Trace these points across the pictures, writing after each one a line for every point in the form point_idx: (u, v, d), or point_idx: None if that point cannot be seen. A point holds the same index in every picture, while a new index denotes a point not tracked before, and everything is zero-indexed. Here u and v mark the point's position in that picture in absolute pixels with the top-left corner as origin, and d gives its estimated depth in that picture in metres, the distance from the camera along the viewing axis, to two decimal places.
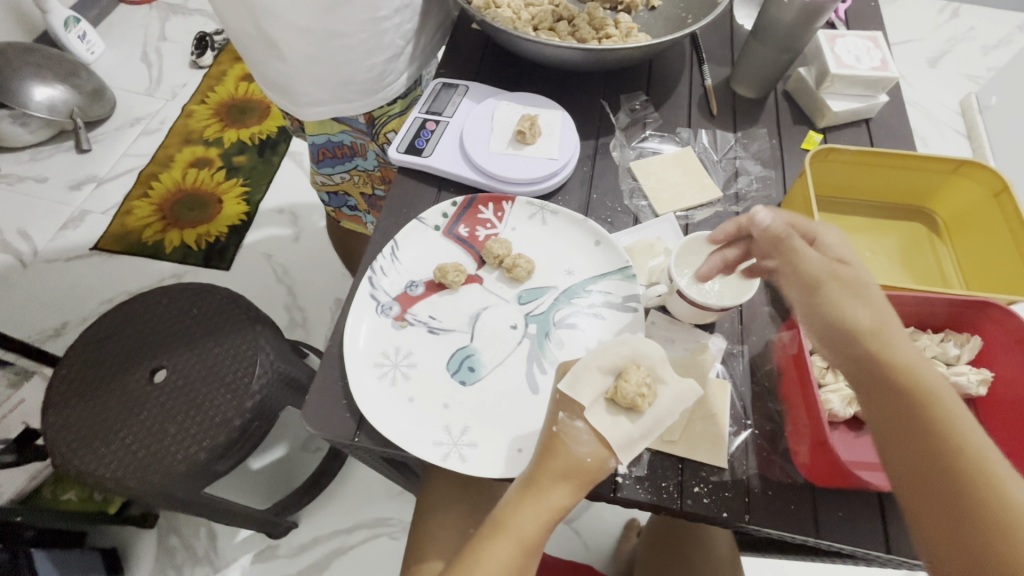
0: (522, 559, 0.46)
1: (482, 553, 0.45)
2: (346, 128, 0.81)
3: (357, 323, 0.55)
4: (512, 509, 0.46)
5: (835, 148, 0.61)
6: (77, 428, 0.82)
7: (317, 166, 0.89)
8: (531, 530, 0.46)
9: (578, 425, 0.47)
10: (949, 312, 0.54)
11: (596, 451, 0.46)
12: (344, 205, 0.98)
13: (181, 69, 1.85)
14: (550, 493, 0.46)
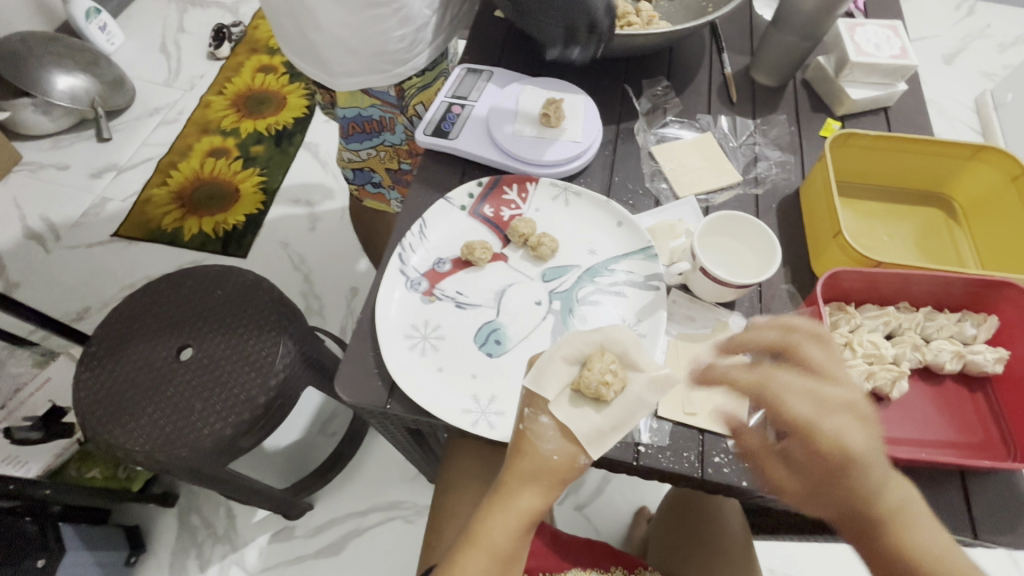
0: (495, 566, 0.46)
1: (457, 564, 0.46)
2: (376, 102, 0.82)
3: (388, 297, 0.57)
4: (482, 515, 0.47)
5: (854, 133, 0.62)
6: (107, 404, 0.85)
7: (346, 142, 0.89)
8: (505, 542, 0.46)
9: (543, 421, 0.48)
10: (967, 292, 0.55)
11: (562, 448, 0.47)
12: (368, 182, 0.99)
13: (199, 61, 1.88)
14: (519, 499, 0.47)
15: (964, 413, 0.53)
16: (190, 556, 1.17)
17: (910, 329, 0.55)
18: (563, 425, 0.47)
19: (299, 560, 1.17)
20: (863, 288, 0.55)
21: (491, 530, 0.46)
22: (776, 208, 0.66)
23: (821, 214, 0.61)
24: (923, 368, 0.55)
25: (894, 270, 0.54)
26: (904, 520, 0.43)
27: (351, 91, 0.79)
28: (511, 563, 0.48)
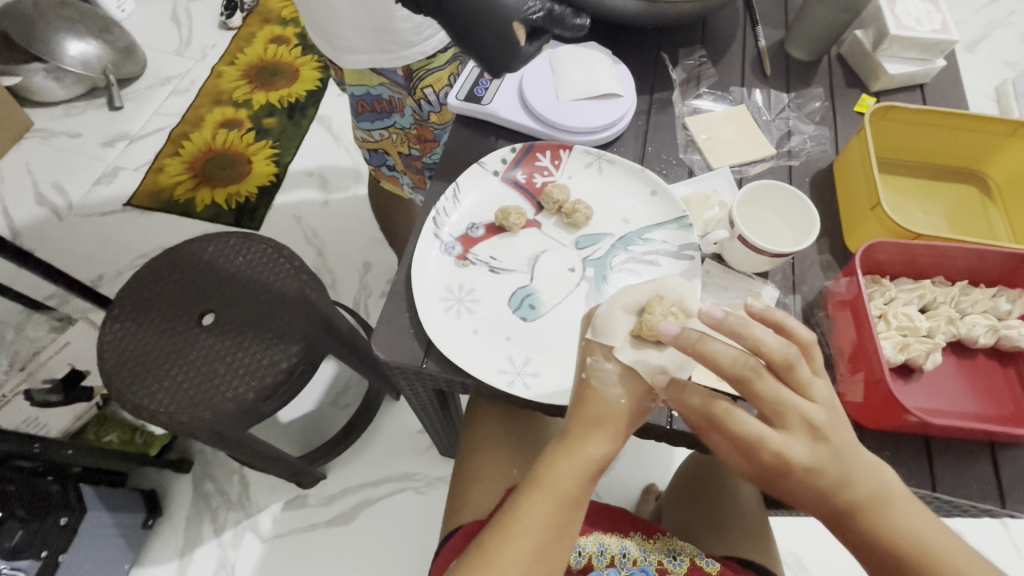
0: (562, 512, 0.46)
1: (525, 507, 0.46)
2: (384, 81, 0.80)
3: (423, 258, 0.57)
4: (548, 461, 0.46)
5: (895, 106, 0.61)
6: (131, 364, 0.85)
7: (358, 120, 0.89)
8: (572, 487, 0.46)
9: (608, 366, 0.47)
10: (1003, 268, 0.55)
11: (629, 392, 0.47)
12: (383, 164, 0.99)
13: (211, 30, 1.85)
14: (586, 448, 0.46)
15: (994, 387, 0.54)
16: (205, 521, 1.18)
17: (944, 303, 0.55)
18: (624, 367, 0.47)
19: (312, 527, 1.19)
20: (899, 261, 0.55)
21: (557, 474, 0.46)
22: (810, 181, 0.65)
23: (858, 187, 0.60)
24: (956, 342, 0.55)
25: (933, 244, 0.54)
26: (877, 506, 0.41)
27: (361, 69, 0.78)
28: (578, 510, 0.47)
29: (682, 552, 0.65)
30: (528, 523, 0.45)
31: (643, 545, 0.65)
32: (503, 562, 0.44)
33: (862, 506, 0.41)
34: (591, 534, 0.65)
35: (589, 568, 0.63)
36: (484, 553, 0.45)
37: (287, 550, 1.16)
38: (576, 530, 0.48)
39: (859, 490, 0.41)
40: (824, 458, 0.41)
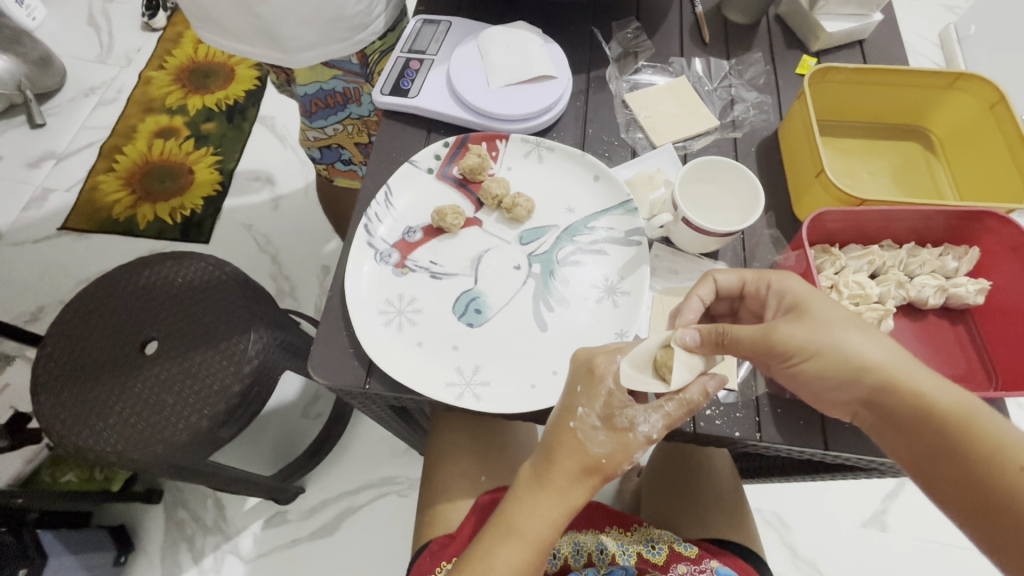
0: (536, 558, 0.45)
1: (496, 553, 0.45)
2: (338, 73, 0.76)
3: (357, 270, 0.54)
4: (523, 508, 0.45)
5: (833, 67, 0.60)
6: (72, 405, 0.80)
7: (308, 120, 0.82)
8: (546, 532, 0.45)
9: (596, 424, 0.45)
10: (948, 226, 0.54)
11: (611, 452, 0.45)
12: (337, 160, 0.93)
13: (134, 33, 1.72)
14: (566, 492, 0.45)
15: (947, 345, 0.54)
16: (182, 549, 1.15)
17: (893, 267, 0.54)
18: (612, 415, 0.45)
19: (295, 542, 1.16)
20: (846, 229, 0.54)
21: (535, 522, 0.44)
22: (756, 151, 0.64)
23: (802, 155, 0.58)
24: (907, 305, 0.55)
25: (879, 208, 0.52)
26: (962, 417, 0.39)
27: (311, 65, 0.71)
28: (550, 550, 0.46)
29: (661, 540, 0.65)
30: (498, 570, 0.44)
31: (621, 540, 0.65)
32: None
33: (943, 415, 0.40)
34: (566, 534, 0.65)
35: (566, 568, 0.63)
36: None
37: (270, 569, 1.14)
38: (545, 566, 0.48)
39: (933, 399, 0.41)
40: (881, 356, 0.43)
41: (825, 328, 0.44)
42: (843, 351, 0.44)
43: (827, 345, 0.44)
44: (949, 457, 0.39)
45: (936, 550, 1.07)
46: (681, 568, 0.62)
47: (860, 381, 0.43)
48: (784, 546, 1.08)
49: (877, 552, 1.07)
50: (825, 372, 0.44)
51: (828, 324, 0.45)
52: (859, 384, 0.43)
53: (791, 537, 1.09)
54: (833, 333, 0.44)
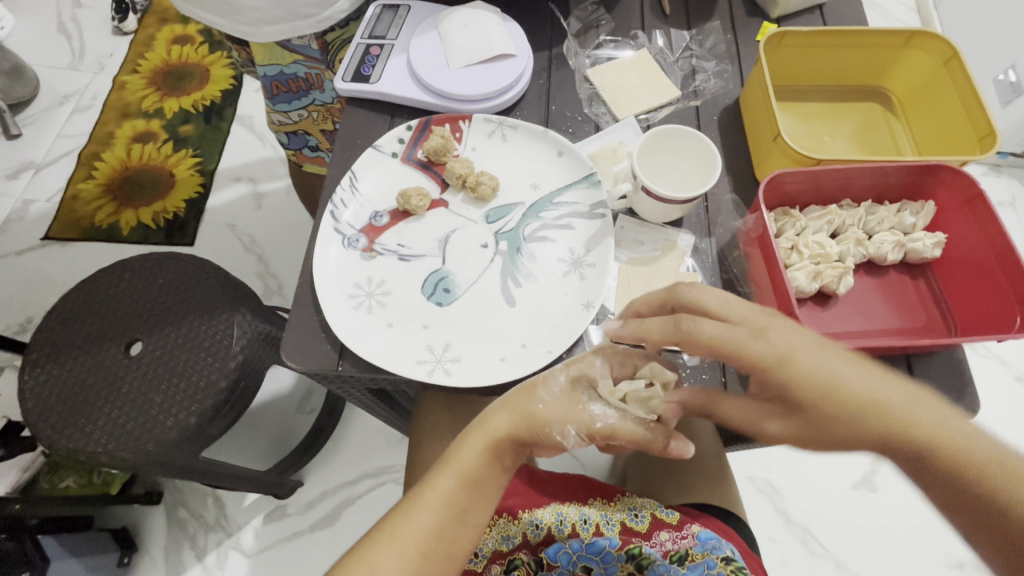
0: (461, 493, 0.45)
1: (428, 479, 0.46)
2: (298, 58, 0.76)
3: (324, 254, 0.55)
4: (460, 441, 0.47)
5: (788, 31, 0.60)
6: (61, 409, 0.81)
7: (272, 103, 0.83)
8: (474, 462, 0.46)
9: (559, 378, 0.48)
10: (905, 182, 0.55)
11: (553, 404, 0.46)
12: (305, 146, 0.94)
13: (105, 38, 1.71)
14: (492, 418, 0.47)
15: (908, 301, 0.55)
16: (185, 548, 1.15)
17: (853, 226, 0.55)
18: (578, 377, 0.48)
19: (295, 535, 1.16)
20: (806, 189, 0.55)
21: (461, 448, 0.46)
22: (718, 119, 0.64)
23: (761, 120, 0.59)
24: (868, 261, 0.56)
25: (835, 168, 0.53)
26: (970, 446, 0.36)
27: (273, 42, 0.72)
28: (482, 493, 0.46)
29: (644, 509, 0.66)
30: (425, 493, 0.45)
31: (605, 510, 0.66)
32: (400, 537, 0.43)
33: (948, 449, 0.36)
34: (549, 505, 0.67)
35: (549, 539, 0.64)
36: (381, 531, 0.44)
37: (272, 563, 1.14)
38: (481, 518, 0.46)
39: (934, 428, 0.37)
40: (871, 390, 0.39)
41: (792, 364, 0.40)
42: (839, 417, 0.39)
43: (809, 411, 0.40)
44: (973, 493, 0.35)
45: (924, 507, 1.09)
46: (663, 535, 0.63)
47: (856, 437, 0.39)
48: (778, 512, 1.10)
49: (868, 512, 1.09)
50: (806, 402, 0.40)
51: (813, 394, 0.40)
52: (845, 421, 0.39)
53: (784, 503, 1.11)
54: (816, 399, 0.39)
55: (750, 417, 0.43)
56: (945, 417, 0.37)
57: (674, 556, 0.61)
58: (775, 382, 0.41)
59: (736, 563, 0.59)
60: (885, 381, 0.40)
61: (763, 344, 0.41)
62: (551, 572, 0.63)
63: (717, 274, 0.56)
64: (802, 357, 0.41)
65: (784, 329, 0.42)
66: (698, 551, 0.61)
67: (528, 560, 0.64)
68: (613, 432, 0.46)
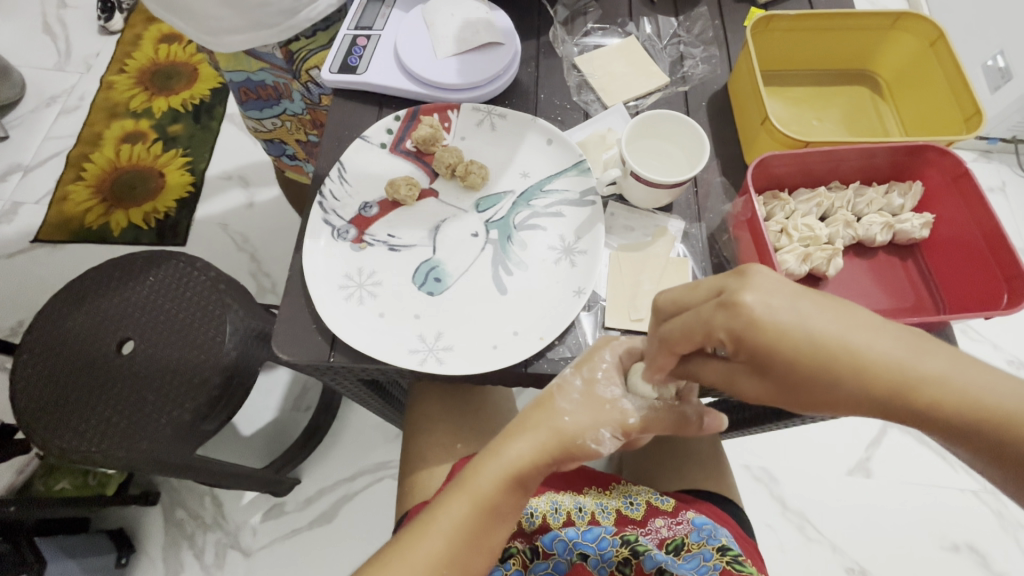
0: (477, 518, 0.45)
1: (443, 504, 0.46)
2: (264, 65, 0.75)
3: (314, 245, 0.54)
4: (474, 462, 0.46)
5: (774, 15, 0.60)
6: (52, 410, 0.80)
7: (244, 109, 0.83)
8: (491, 490, 0.45)
9: (576, 383, 0.47)
10: (892, 163, 0.55)
11: (576, 418, 0.46)
12: (283, 154, 0.95)
13: (91, 38, 1.69)
14: (510, 445, 0.46)
15: (897, 282, 0.55)
16: (183, 548, 1.15)
17: (842, 208, 0.55)
18: (595, 379, 0.47)
19: (294, 533, 1.16)
20: (794, 172, 0.55)
21: (477, 475, 0.45)
22: (706, 105, 0.64)
23: (750, 103, 0.59)
24: (857, 244, 0.56)
25: (822, 149, 0.53)
26: (955, 393, 0.34)
27: (235, 51, 0.71)
28: (500, 517, 0.46)
29: (639, 496, 0.67)
30: (441, 518, 0.45)
31: (600, 498, 0.67)
32: (414, 563, 0.43)
33: (937, 395, 0.34)
34: (543, 494, 0.66)
35: (544, 527, 0.64)
36: (395, 550, 0.44)
37: (271, 561, 1.14)
38: (499, 539, 0.47)
39: (924, 377, 0.35)
40: (863, 344, 0.36)
41: (772, 325, 0.36)
42: (828, 375, 0.36)
43: (790, 374, 0.37)
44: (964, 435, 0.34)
45: (918, 490, 1.11)
46: (658, 521, 0.64)
47: (843, 393, 0.36)
48: (775, 499, 1.11)
49: (863, 496, 1.10)
50: (789, 364, 0.36)
51: (792, 358, 0.36)
52: (833, 379, 0.36)
53: (780, 490, 1.12)
54: (799, 360, 0.36)
55: (730, 376, 0.40)
56: (933, 362, 0.35)
57: (669, 544, 0.62)
58: (750, 344, 0.37)
59: (732, 553, 0.58)
60: (868, 328, 0.36)
61: (737, 312, 0.37)
62: (547, 560, 0.62)
63: (707, 259, 0.56)
64: (779, 313, 0.36)
65: (756, 282, 0.37)
66: (694, 539, 0.61)
67: (523, 549, 0.63)
68: (646, 425, 0.47)
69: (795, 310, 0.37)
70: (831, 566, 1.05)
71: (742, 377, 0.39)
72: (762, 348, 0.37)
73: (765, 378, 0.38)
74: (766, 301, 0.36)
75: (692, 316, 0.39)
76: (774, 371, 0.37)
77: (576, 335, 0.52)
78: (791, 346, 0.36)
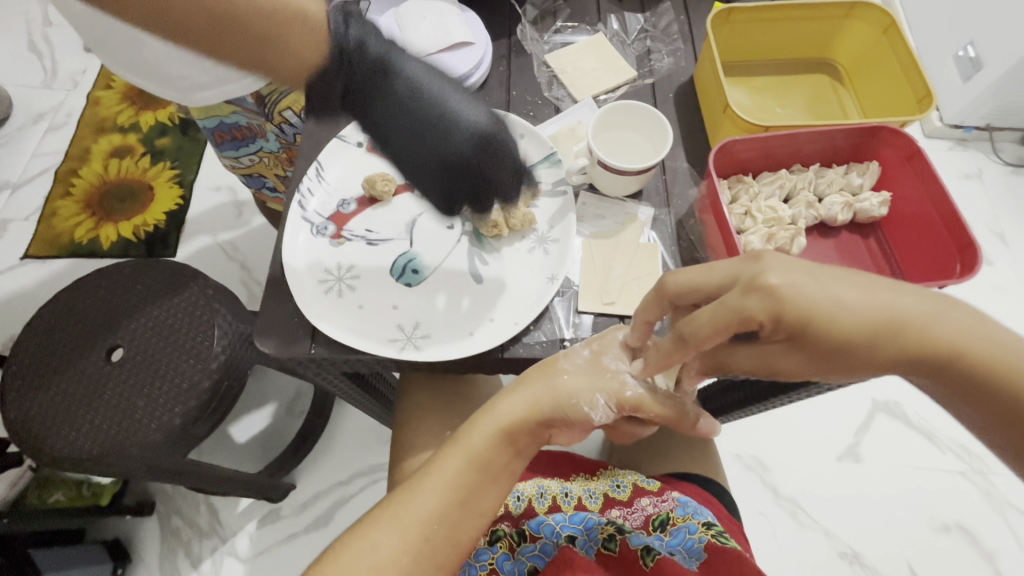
0: (469, 474, 0.46)
1: (437, 461, 0.48)
2: (237, 109, 0.76)
3: (293, 243, 0.56)
4: (469, 422, 0.49)
5: (733, 8, 0.62)
6: (44, 418, 0.81)
7: (221, 150, 0.85)
8: (483, 446, 0.47)
9: (581, 352, 0.50)
10: (851, 144, 0.57)
11: (575, 380, 0.48)
12: (263, 187, 0.96)
13: (78, 55, 1.70)
14: (501, 405, 0.48)
15: (859, 258, 0.57)
16: (180, 556, 1.15)
17: (804, 189, 0.57)
18: (603, 352, 0.50)
19: (291, 537, 1.16)
20: (757, 156, 0.57)
21: (471, 429, 0.47)
22: (673, 97, 0.66)
23: (713, 92, 0.61)
24: (820, 223, 0.58)
25: (782, 134, 0.55)
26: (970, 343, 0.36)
27: (211, 103, 0.73)
28: (490, 476, 0.47)
29: (625, 479, 0.69)
30: (434, 473, 0.47)
31: (587, 484, 0.69)
32: (406, 515, 0.45)
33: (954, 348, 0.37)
34: (531, 480, 0.69)
35: (530, 511, 0.65)
36: (390, 505, 0.46)
37: (269, 566, 1.14)
38: (489, 503, 0.47)
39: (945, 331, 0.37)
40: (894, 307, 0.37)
41: (808, 300, 0.36)
42: (867, 342, 0.36)
43: (831, 348, 0.37)
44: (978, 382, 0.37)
45: (906, 472, 1.12)
46: (644, 501, 0.66)
47: (878, 359, 0.37)
48: (766, 486, 1.12)
49: (852, 480, 1.12)
50: (830, 336, 0.36)
51: (832, 332, 0.36)
52: (870, 347, 0.37)
53: (771, 478, 1.13)
54: (837, 333, 0.36)
55: (762, 357, 0.40)
56: (950, 317, 0.37)
57: (655, 520, 0.63)
58: (789, 320, 0.37)
59: (717, 527, 0.60)
60: (894, 292, 0.37)
61: (769, 292, 0.36)
62: (534, 543, 0.62)
63: (676, 244, 0.58)
64: (812, 287, 0.36)
65: (778, 263, 0.37)
66: (679, 514, 0.62)
67: (510, 532, 0.63)
68: (640, 403, 0.47)
69: (828, 285, 0.37)
70: (824, 551, 1.07)
71: (780, 357, 0.39)
72: (801, 323, 0.36)
73: (801, 352, 0.38)
74: (799, 278, 0.37)
75: (717, 306, 0.37)
76: (815, 347, 0.37)
77: (550, 320, 0.54)
78: (830, 319, 0.36)
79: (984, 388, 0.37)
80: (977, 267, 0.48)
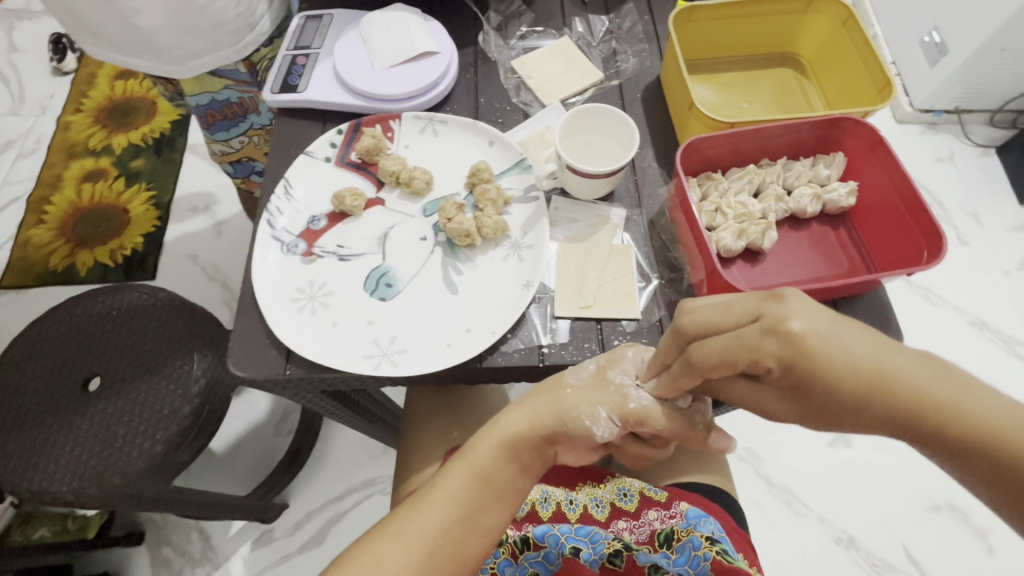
0: (475, 490, 0.46)
1: (442, 477, 0.47)
2: (228, 83, 0.77)
3: (263, 262, 0.55)
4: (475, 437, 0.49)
5: (694, 7, 0.63)
6: (19, 453, 0.79)
7: (210, 133, 0.83)
8: (488, 459, 0.47)
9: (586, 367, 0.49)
10: (816, 135, 0.57)
11: (580, 390, 0.48)
12: (252, 172, 0.95)
13: (45, 79, 1.67)
14: (506, 419, 0.48)
15: (830, 250, 0.58)
16: None
17: (773, 183, 0.58)
18: (609, 366, 0.48)
19: (286, 558, 1.14)
20: (725, 153, 0.57)
21: (476, 443, 0.47)
22: (641, 98, 0.66)
23: (679, 91, 0.61)
24: (792, 216, 0.59)
25: (748, 129, 0.55)
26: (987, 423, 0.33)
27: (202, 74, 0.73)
28: (494, 491, 0.47)
29: (633, 488, 0.67)
30: (439, 488, 0.46)
31: (594, 492, 0.68)
32: (411, 529, 0.44)
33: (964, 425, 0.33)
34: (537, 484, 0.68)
35: (534, 515, 0.66)
36: (391, 523, 0.45)
37: None
38: (495, 521, 0.47)
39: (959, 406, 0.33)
40: (903, 368, 0.34)
41: (813, 353, 0.34)
42: (864, 402, 0.34)
43: (827, 405, 0.35)
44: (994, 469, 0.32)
45: (896, 455, 1.13)
46: (650, 513, 0.65)
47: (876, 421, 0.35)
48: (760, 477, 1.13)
49: (843, 466, 1.13)
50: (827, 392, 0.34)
51: (831, 387, 0.34)
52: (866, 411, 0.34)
53: (765, 468, 1.13)
54: (838, 391, 0.34)
55: (753, 399, 0.39)
56: (964, 389, 0.33)
57: (660, 535, 0.62)
58: (795, 368, 0.34)
59: (722, 545, 0.57)
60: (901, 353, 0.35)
61: (777, 339, 0.34)
62: (537, 550, 0.62)
63: (649, 244, 0.58)
64: (819, 338, 0.34)
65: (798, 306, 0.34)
66: (683, 528, 0.60)
67: (515, 539, 0.63)
68: (646, 416, 0.46)
69: (836, 334, 0.35)
70: (821, 539, 1.07)
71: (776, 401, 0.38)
72: (803, 373, 0.34)
73: (798, 402, 0.36)
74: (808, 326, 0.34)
75: (731, 338, 0.36)
76: (815, 398, 0.35)
77: (527, 327, 0.54)
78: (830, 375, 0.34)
79: (1002, 479, 0.32)
80: (942, 253, 0.48)
